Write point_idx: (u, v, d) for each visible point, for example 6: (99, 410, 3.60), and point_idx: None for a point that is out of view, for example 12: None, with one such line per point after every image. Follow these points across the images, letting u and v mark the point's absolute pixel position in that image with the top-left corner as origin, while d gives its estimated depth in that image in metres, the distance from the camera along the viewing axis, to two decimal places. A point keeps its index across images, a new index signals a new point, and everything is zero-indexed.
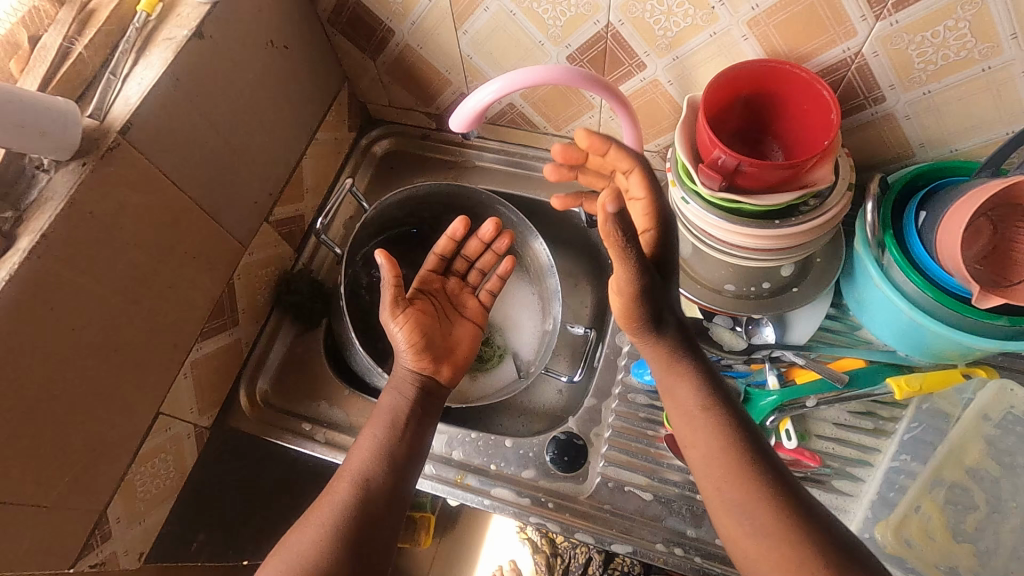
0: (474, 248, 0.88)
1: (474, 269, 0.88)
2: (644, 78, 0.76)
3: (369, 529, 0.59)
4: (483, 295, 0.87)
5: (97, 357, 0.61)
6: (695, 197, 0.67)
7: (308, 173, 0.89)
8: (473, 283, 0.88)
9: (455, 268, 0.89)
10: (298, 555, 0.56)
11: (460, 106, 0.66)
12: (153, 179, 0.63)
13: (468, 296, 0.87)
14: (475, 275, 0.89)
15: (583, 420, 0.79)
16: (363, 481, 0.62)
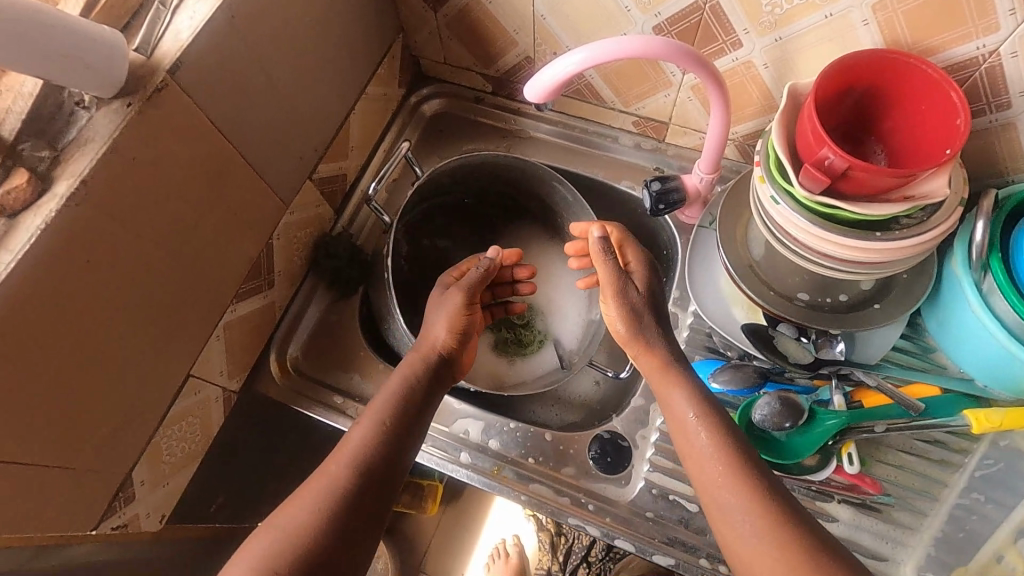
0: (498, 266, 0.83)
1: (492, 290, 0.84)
2: (737, 58, 0.69)
3: (367, 504, 0.55)
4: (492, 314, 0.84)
5: (132, 316, 0.57)
6: (787, 197, 0.61)
7: (354, 130, 0.83)
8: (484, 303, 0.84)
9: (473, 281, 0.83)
10: (286, 537, 0.51)
11: (537, 75, 0.60)
12: (198, 127, 0.57)
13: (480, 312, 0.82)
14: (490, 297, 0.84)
15: (629, 420, 0.74)
16: (355, 473, 0.56)
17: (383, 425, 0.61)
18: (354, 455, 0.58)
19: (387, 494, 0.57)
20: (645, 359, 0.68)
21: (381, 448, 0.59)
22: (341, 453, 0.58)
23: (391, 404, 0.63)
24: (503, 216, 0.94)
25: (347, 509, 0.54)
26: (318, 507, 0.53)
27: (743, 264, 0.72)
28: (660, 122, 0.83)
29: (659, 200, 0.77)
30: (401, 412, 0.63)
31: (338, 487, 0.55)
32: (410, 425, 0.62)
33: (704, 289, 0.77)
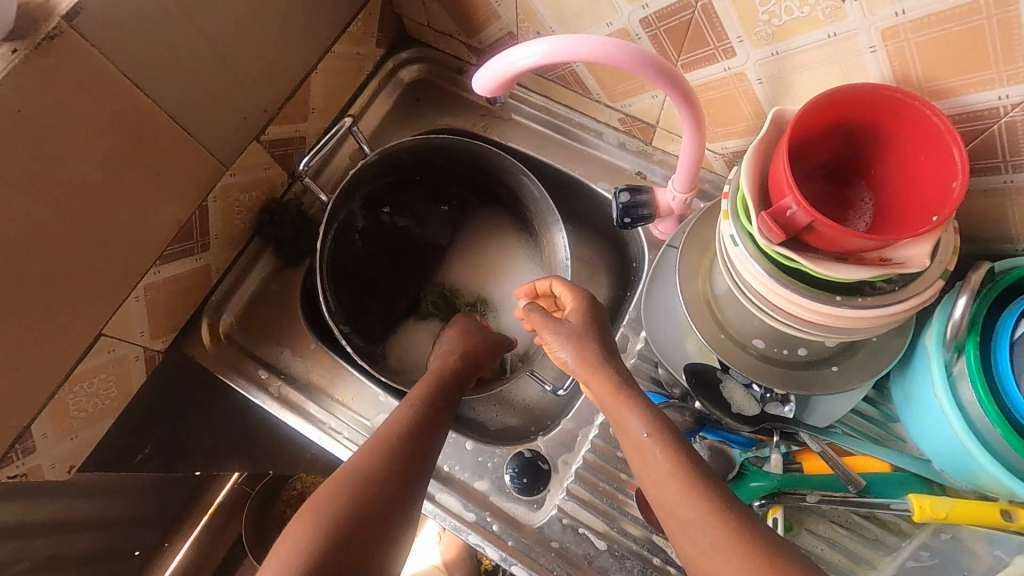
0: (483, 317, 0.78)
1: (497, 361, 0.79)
2: (729, 67, 0.60)
3: (394, 516, 0.53)
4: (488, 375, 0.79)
5: (24, 273, 0.54)
6: (746, 240, 0.54)
7: (317, 90, 0.77)
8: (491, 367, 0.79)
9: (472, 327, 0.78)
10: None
11: (485, 67, 0.53)
12: (107, 80, 0.53)
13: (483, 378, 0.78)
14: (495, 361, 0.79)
15: (554, 441, 0.71)
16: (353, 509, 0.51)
17: (405, 436, 0.59)
18: (379, 463, 0.56)
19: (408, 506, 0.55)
20: (597, 386, 0.61)
21: (402, 459, 0.57)
22: (366, 458, 0.56)
23: (416, 417, 0.61)
24: (474, 199, 0.88)
25: (371, 520, 0.51)
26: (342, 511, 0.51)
27: (698, 299, 0.66)
28: (647, 124, 0.75)
29: (626, 213, 0.71)
30: (422, 424, 0.61)
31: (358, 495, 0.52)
32: (431, 439, 0.61)
33: (658, 316, 0.72)
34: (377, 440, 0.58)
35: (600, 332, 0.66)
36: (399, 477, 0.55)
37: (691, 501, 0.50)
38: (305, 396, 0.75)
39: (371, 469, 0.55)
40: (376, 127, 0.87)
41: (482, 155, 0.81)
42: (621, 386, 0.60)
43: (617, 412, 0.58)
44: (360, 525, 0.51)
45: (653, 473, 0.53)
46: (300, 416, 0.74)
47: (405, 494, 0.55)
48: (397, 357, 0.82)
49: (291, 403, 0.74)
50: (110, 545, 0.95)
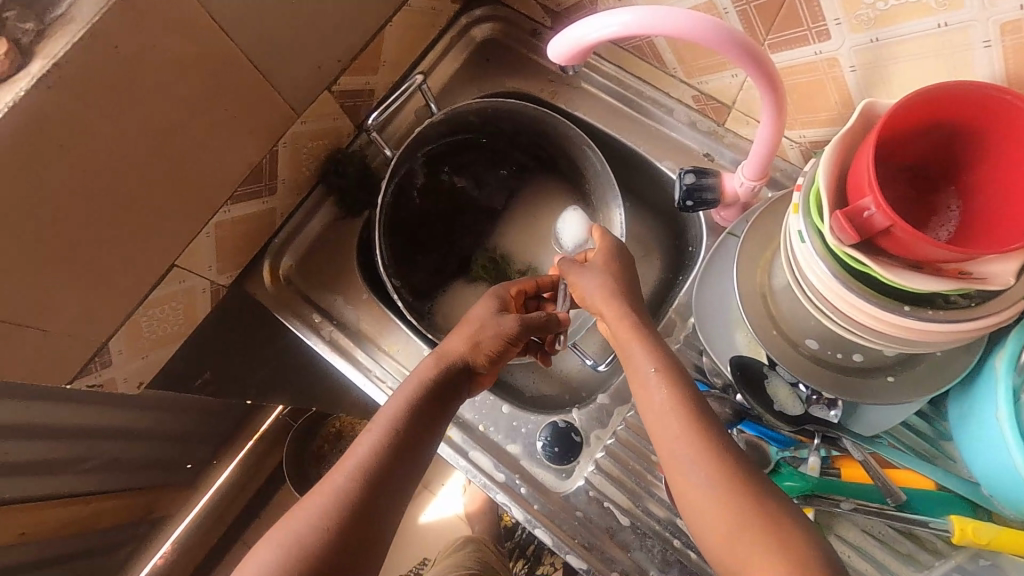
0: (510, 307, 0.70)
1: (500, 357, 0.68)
2: (821, 51, 0.57)
3: (378, 524, 0.52)
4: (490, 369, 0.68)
5: (110, 202, 0.58)
6: (814, 237, 0.52)
7: (390, 42, 0.77)
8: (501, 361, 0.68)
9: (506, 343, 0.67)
10: (300, 536, 0.49)
11: (559, 38, 0.52)
12: (197, 21, 0.54)
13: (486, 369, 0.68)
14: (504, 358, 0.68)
15: (589, 416, 0.72)
16: (373, 466, 0.54)
17: (396, 427, 0.57)
18: (359, 470, 0.53)
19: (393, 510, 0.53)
20: (621, 329, 0.62)
21: (384, 464, 0.54)
22: (347, 463, 0.54)
23: (405, 411, 0.58)
24: (534, 166, 0.88)
25: (350, 533, 0.50)
26: (318, 526, 0.50)
27: (753, 291, 0.65)
28: (722, 103, 0.72)
29: (689, 195, 0.68)
30: (408, 421, 0.58)
31: (333, 506, 0.51)
32: (417, 437, 0.58)
33: (707, 303, 0.71)
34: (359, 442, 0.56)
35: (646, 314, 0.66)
36: (382, 483, 0.53)
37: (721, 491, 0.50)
38: (355, 343, 0.78)
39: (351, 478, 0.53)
40: (444, 84, 0.87)
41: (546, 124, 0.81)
42: (637, 323, 0.61)
43: None
44: (335, 539, 0.49)
45: (661, 435, 0.54)
46: (349, 361, 0.77)
47: (387, 499, 0.53)
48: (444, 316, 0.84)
49: (341, 348, 0.78)
50: (170, 455, 1.03)
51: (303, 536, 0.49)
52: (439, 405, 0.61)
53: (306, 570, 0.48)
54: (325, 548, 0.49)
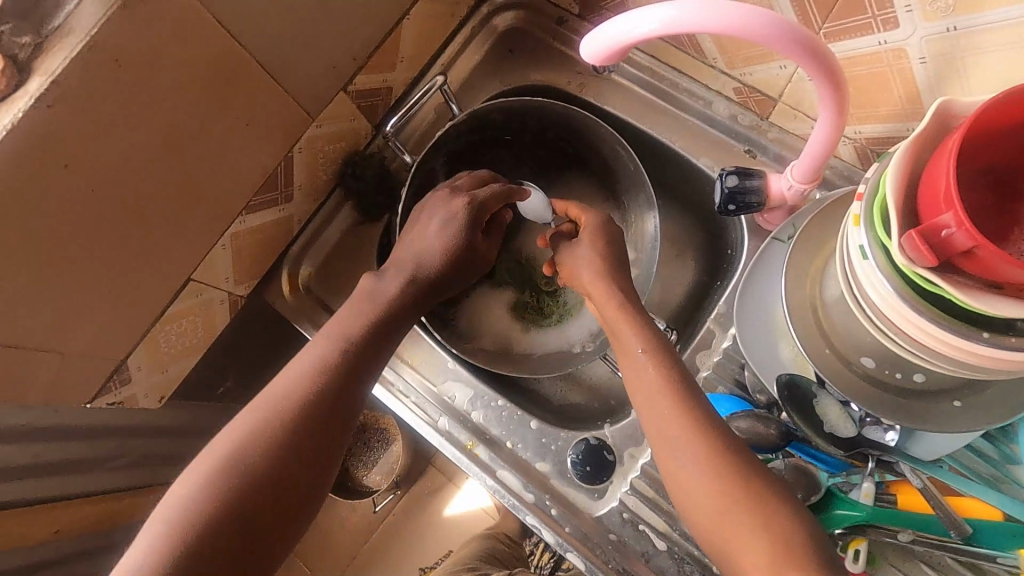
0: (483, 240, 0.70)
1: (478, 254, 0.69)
2: (886, 41, 0.51)
3: (299, 483, 0.49)
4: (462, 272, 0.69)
5: (121, 221, 0.55)
6: (879, 253, 0.47)
7: (408, 37, 0.73)
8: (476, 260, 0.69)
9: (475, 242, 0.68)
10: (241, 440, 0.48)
11: (595, 35, 0.47)
12: (202, 25, 0.50)
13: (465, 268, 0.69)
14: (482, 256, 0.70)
15: (622, 432, 0.69)
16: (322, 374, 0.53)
17: (350, 341, 0.57)
18: (275, 423, 0.49)
19: (318, 469, 0.50)
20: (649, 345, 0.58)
21: (334, 375, 0.54)
22: (261, 412, 0.50)
23: (364, 328, 0.58)
24: (562, 164, 0.82)
25: (264, 491, 0.47)
26: (226, 482, 0.46)
27: (804, 304, 0.60)
28: (766, 95, 0.67)
29: (732, 199, 0.63)
30: (336, 370, 0.54)
31: (241, 460, 0.47)
32: (349, 392, 0.54)
33: (751, 315, 0.66)
34: (273, 390, 0.52)
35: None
36: (302, 436, 0.50)
37: (774, 534, 0.46)
38: None
39: (265, 430, 0.49)
40: (465, 78, 0.82)
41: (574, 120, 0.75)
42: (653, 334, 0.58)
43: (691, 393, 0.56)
44: (248, 497, 0.46)
45: (674, 449, 0.52)
46: None
47: (309, 455, 0.50)
48: (471, 324, 0.80)
49: None
50: None
51: (207, 490, 0.45)
52: (373, 354, 0.57)
53: (244, 475, 0.46)
54: (267, 456, 0.48)
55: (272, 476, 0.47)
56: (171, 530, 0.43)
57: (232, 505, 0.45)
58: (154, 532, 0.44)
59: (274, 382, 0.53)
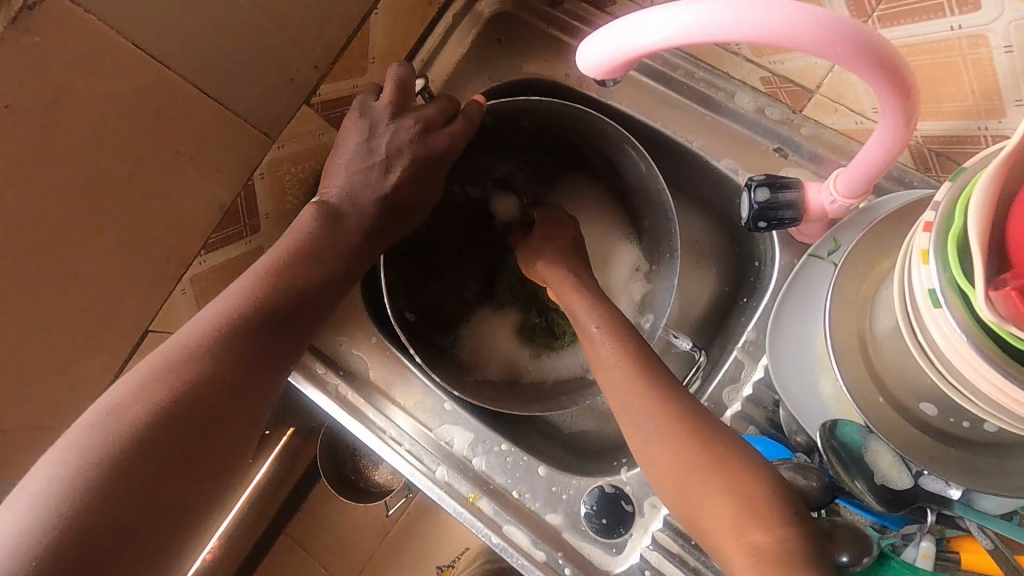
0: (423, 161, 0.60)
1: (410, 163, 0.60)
2: (959, 27, 0.42)
3: (217, 449, 0.42)
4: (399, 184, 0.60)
5: (50, 285, 0.47)
6: (956, 303, 0.37)
7: (378, 35, 0.63)
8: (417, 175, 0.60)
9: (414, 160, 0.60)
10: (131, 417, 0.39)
11: (599, 49, 0.38)
12: (111, 52, 0.42)
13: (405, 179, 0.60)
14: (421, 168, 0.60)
15: (642, 478, 0.62)
16: (241, 354, 0.46)
17: (253, 306, 0.48)
18: (181, 383, 0.42)
19: (238, 436, 0.44)
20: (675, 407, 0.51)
21: (233, 349, 0.45)
22: (162, 375, 0.42)
23: (259, 285, 0.50)
24: (563, 166, 0.73)
25: (176, 460, 0.39)
26: (120, 450, 0.38)
27: (849, 338, 0.51)
28: (800, 86, 0.57)
29: (762, 215, 0.54)
30: (256, 331, 0.47)
31: (138, 427, 0.39)
32: (268, 353, 0.48)
33: (788, 346, 0.57)
34: (176, 348, 0.44)
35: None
36: (218, 397, 0.43)
37: None
38: (363, 398, 0.67)
39: (168, 390, 0.41)
40: (451, 75, 0.71)
41: (575, 118, 0.65)
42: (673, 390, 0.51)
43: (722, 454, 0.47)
44: (155, 471, 0.38)
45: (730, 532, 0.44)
46: (358, 420, 0.66)
47: (226, 419, 0.43)
48: (471, 353, 0.72)
49: (350, 405, 0.66)
50: None
51: (92, 465, 0.37)
52: (292, 314, 0.50)
53: (129, 461, 0.38)
54: (139, 434, 0.39)
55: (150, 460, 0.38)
56: (41, 517, 0.34)
57: (111, 505, 0.36)
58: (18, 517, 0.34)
59: (173, 341, 0.44)
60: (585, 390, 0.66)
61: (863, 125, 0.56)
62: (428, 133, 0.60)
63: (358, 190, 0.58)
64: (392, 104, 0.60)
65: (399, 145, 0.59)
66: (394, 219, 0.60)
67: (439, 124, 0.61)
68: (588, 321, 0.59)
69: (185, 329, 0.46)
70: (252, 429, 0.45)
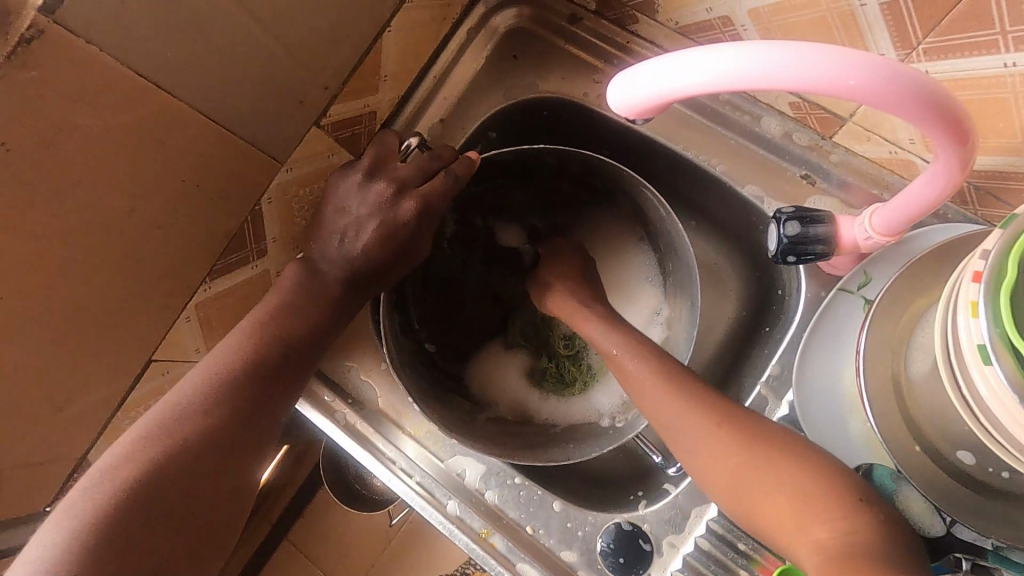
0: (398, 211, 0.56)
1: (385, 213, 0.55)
2: (1014, 64, 0.40)
3: (211, 510, 0.43)
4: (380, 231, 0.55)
5: (51, 322, 0.45)
6: (1009, 361, 0.35)
7: (390, 52, 0.60)
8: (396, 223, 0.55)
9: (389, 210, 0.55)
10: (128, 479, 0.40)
11: (635, 95, 0.36)
12: (118, 85, 0.39)
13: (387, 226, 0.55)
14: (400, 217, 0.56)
15: (661, 516, 0.60)
16: (236, 408, 0.47)
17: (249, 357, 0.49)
18: (173, 449, 0.43)
19: (233, 493, 0.45)
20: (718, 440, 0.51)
21: (229, 403, 0.47)
22: (154, 441, 0.43)
23: (256, 334, 0.51)
24: (587, 197, 0.70)
25: (168, 527, 0.41)
26: (117, 514, 0.39)
27: (882, 380, 0.49)
28: (833, 114, 0.54)
29: (790, 250, 0.52)
30: (247, 387, 0.48)
31: (132, 496, 0.40)
32: (260, 404, 0.49)
33: (815, 384, 0.55)
34: (167, 413, 0.45)
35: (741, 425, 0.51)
36: (211, 459, 0.44)
37: None
38: (372, 427, 0.65)
39: (165, 451, 0.42)
40: (462, 92, 0.68)
41: (596, 161, 0.62)
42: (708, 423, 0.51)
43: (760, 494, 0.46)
44: (150, 540, 0.39)
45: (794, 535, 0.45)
46: (366, 450, 0.64)
47: (213, 487, 0.44)
48: (482, 388, 0.70)
49: (359, 434, 0.65)
50: None
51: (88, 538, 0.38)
52: (287, 363, 0.52)
53: (126, 526, 0.39)
54: (136, 495, 0.40)
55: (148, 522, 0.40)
56: None
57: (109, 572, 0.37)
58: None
59: (165, 406, 0.45)
60: (597, 441, 0.63)
61: (897, 155, 0.54)
62: (400, 195, 0.56)
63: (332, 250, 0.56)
64: (370, 168, 0.57)
65: (371, 207, 0.55)
66: (366, 281, 0.57)
67: (416, 184, 0.57)
68: (607, 344, 0.59)
69: (170, 395, 0.46)
70: (245, 483, 0.47)
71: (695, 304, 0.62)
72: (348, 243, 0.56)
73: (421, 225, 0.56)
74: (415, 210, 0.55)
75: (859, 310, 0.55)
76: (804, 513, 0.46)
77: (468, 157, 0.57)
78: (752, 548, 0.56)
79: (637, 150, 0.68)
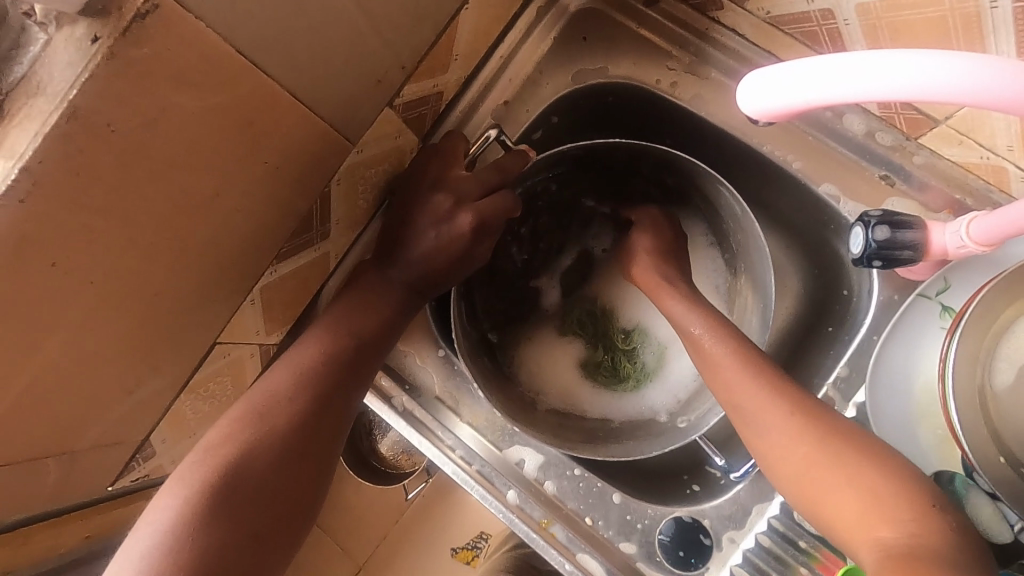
0: (460, 228, 0.57)
1: (444, 227, 0.57)
2: None
3: (294, 485, 0.47)
4: (444, 237, 0.57)
5: (134, 305, 0.43)
6: None
7: (464, 31, 0.57)
8: (460, 231, 0.57)
9: (454, 220, 0.57)
10: (224, 464, 0.45)
11: (776, 102, 0.36)
12: (220, 64, 0.37)
13: (453, 235, 0.57)
14: (466, 221, 0.57)
15: (721, 514, 0.60)
16: (314, 404, 0.50)
17: (324, 360, 0.52)
18: (263, 435, 0.47)
19: (314, 472, 0.49)
20: (790, 425, 0.50)
21: (309, 399, 0.50)
22: (245, 425, 0.47)
23: (337, 339, 0.54)
24: (654, 196, 0.70)
25: (257, 509, 0.44)
26: (215, 494, 0.43)
27: (970, 389, 0.51)
28: (925, 115, 0.53)
29: (879, 254, 0.51)
30: (326, 376, 0.52)
31: (230, 473, 0.44)
32: (332, 394, 0.51)
33: (885, 385, 0.57)
34: (259, 403, 0.49)
35: (829, 420, 0.50)
36: (296, 440, 0.48)
37: None
38: (430, 414, 0.64)
39: (254, 438, 0.47)
40: (530, 73, 0.65)
41: (669, 158, 0.62)
42: (796, 408, 0.50)
43: (841, 484, 0.46)
44: (247, 513, 0.44)
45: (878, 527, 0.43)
46: (423, 436, 0.64)
47: (296, 472, 0.47)
48: (529, 375, 0.69)
49: (415, 420, 0.65)
50: None
51: (196, 507, 0.42)
52: (356, 365, 0.54)
53: (223, 500, 0.43)
54: (229, 480, 0.44)
55: (240, 502, 0.44)
56: (157, 547, 0.40)
57: (204, 543, 0.41)
58: (139, 558, 0.40)
59: (255, 393, 0.50)
60: (658, 439, 0.62)
61: (989, 160, 0.53)
62: (458, 208, 0.57)
63: (408, 248, 0.58)
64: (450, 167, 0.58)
65: (432, 217, 0.58)
66: (425, 285, 0.59)
67: (474, 199, 0.58)
68: (686, 323, 0.58)
69: (259, 391, 0.50)
70: (324, 468, 0.50)
71: (770, 298, 0.62)
72: (411, 247, 0.58)
73: (476, 238, 0.58)
74: (471, 224, 0.57)
75: (938, 315, 0.56)
76: (879, 517, 0.43)
77: (524, 152, 0.59)
78: (813, 545, 0.57)
79: (708, 143, 0.66)
